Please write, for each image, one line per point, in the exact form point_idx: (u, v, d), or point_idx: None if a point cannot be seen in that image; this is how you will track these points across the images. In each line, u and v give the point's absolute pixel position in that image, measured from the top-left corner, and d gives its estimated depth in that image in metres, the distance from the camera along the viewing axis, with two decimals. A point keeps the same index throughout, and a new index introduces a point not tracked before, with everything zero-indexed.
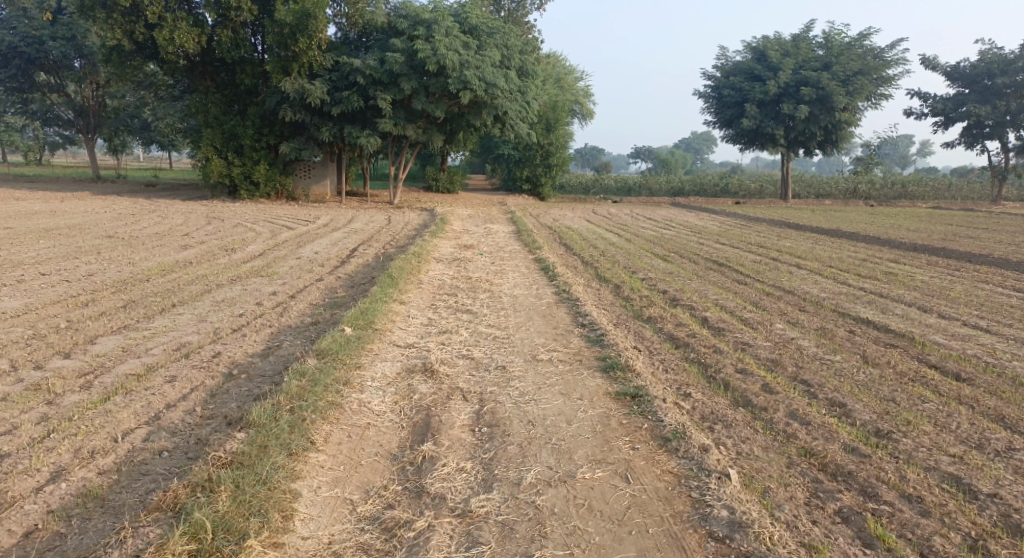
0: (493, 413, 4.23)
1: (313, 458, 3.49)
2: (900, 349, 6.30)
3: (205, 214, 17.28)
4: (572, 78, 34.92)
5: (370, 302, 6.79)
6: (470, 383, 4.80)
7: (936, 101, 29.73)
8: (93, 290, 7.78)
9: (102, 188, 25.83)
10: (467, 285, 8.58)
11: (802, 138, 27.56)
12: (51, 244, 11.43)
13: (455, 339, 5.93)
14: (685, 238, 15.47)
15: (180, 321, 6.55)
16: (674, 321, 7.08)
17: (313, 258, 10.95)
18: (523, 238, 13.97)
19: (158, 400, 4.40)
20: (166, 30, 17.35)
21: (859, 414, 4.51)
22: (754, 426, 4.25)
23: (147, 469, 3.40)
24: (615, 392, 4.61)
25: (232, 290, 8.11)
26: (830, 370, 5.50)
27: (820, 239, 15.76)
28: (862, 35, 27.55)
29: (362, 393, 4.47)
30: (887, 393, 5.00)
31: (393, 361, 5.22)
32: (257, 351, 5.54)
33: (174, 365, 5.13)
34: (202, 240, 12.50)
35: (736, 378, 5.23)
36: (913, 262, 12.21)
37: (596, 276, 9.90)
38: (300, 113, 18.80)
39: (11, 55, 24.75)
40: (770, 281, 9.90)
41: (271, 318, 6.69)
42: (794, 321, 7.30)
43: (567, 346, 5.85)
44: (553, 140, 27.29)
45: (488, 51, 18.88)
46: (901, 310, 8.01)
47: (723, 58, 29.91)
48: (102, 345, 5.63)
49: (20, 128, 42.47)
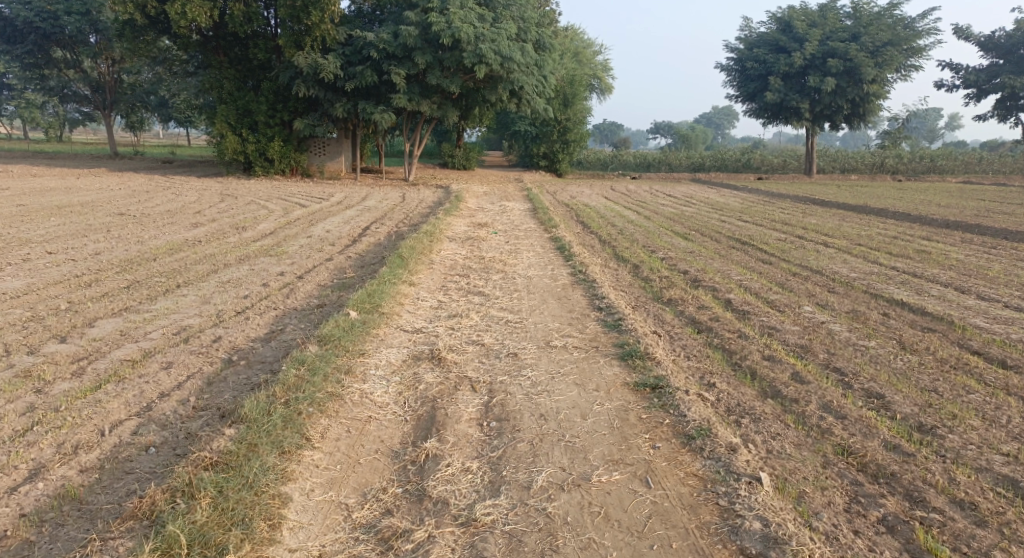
0: (503, 406, 3.96)
1: (306, 457, 3.24)
2: (938, 334, 5.91)
3: (219, 191, 17.12)
4: (590, 52, 34.18)
5: (377, 284, 6.52)
6: (480, 371, 4.53)
7: (968, 72, 28.59)
8: (99, 270, 7.59)
9: (119, 165, 25.79)
10: (480, 266, 8.29)
11: (828, 111, 26.69)
12: (62, 221, 11.31)
13: (465, 323, 5.65)
14: (706, 215, 14.99)
15: (184, 303, 6.33)
16: (695, 303, 6.74)
17: (325, 237, 10.71)
18: (539, 216, 13.58)
19: (151, 388, 4.18)
20: (177, 3, 17.01)
21: (898, 407, 4.16)
22: (784, 420, 3.94)
23: (131, 466, 3.18)
24: (634, 383, 4.31)
25: (239, 270, 7.88)
26: (864, 358, 5.14)
27: (847, 217, 15.18)
28: (893, 4, 26.47)
29: (365, 383, 4.21)
30: (930, 383, 4.63)
31: (400, 347, 4.95)
32: (259, 336, 5.31)
33: (172, 350, 4.91)
34: (213, 218, 12.30)
35: (763, 366, 4.90)
36: (946, 240, 11.69)
37: (614, 255, 9.55)
38: (314, 88, 18.42)
39: (26, 31, 24.59)
40: (796, 261, 9.48)
41: (277, 300, 6.46)
42: (823, 304, 6.91)
43: (583, 331, 5.55)
44: (571, 115, 26.72)
45: (504, 23, 18.34)
46: (936, 292, 7.58)
47: (747, 29, 28.99)
48: (99, 329, 5.42)
49: (40, 105, 42.75)
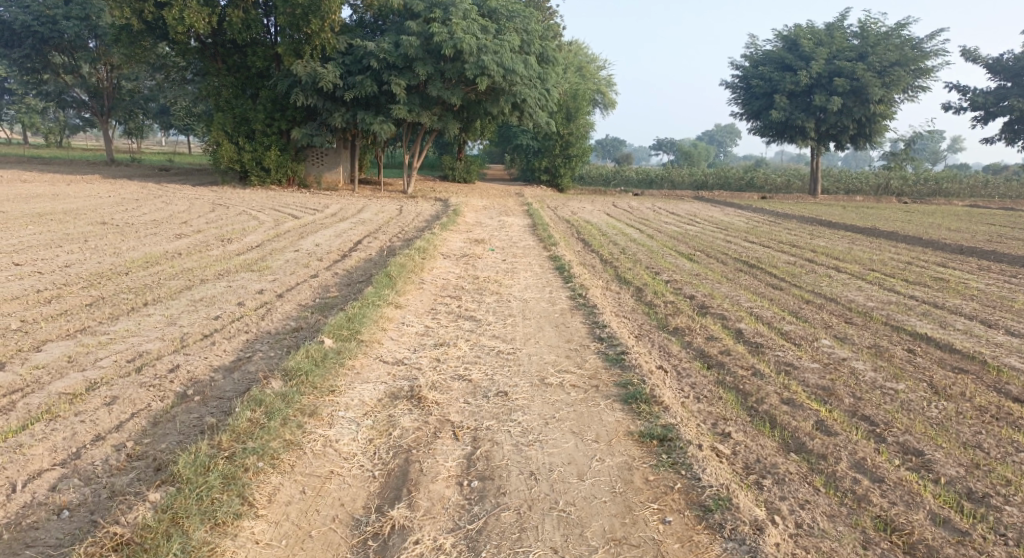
0: (487, 460, 3.43)
1: (245, 529, 2.76)
2: (972, 376, 5.37)
3: (211, 200, 16.64)
4: (594, 67, 33.88)
5: (359, 306, 5.99)
6: (464, 415, 3.99)
7: (976, 95, 28.22)
8: (63, 285, 7.07)
9: (113, 171, 25.29)
10: (473, 286, 7.77)
11: (834, 131, 26.34)
12: (39, 230, 10.81)
13: (452, 355, 5.12)
14: (711, 235, 14.47)
15: (146, 324, 5.79)
16: (704, 333, 6.21)
17: (313, 251, 10.22)
18: (538, 233, 13.06)
19: (85, 430, 3.66)
20: (175, 9, 16.66)
21: (942, 468, 3.62)
22: (813, 482, 3.43)
23: (33, 538, 2.73)
24: (638, 434, 3.77)
25: (215, 287, 7.36)
26: (895, 405, 4.58)
27: (857, 240, 14.66)
28: (901, 24, 26.15)
29: (330, 428, 3.66)
30: (973, 438, 4.07)
31: (377, 384, 4.40)
32: (222, 365, 4.77)
33: (120, 382, 4.36)
34: (199, 229, 11.79)
35: (783, 412, 4.35)
36: (963, 267, 11.16)
37: (617, 277, 9.04)
38: (312, 97, 17.97)
39: (23, 35, 24.21)
40: (809, 286, 8.98)
41: (250, 322, 5.92)
42: (842, 337, 6.37)
43: (581, 366, 5.01)
44: (573, 130, 26.32)
45: (507, 35, 17.94)
46: (961, 325, 7.07)
47: (752, 47, 28.65)
48: (46, 355, 4.88)
49: (40, 110, 42.48)
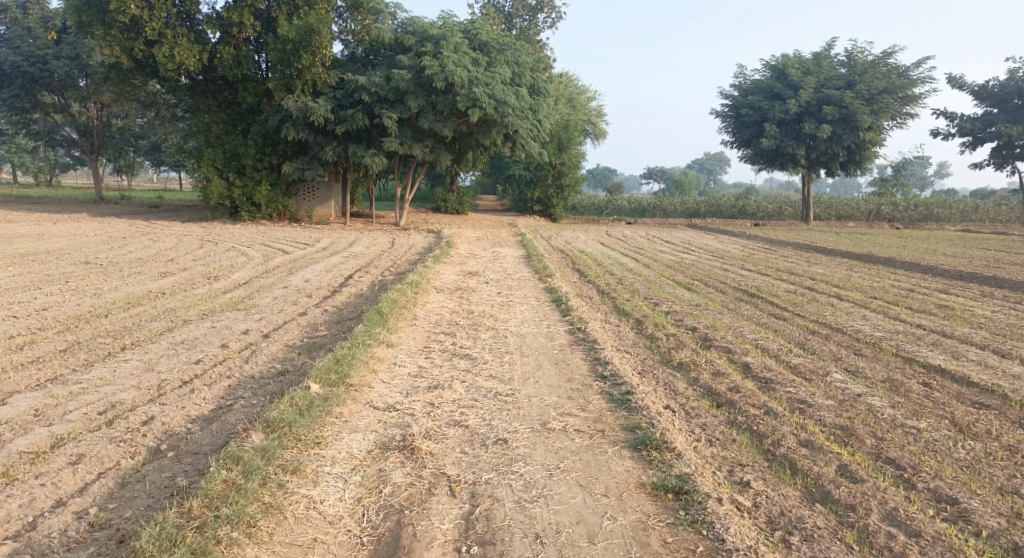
0: (488, 520, 3.14)
1: None
2: (995, 411, 5.10)
3: (200, 236, 16.38)
4: (585, 98, 34.15)
5: (348, 347, 5.68)
6: (461, 467, 3.68)
7: (963, 121, 28.46)
8: (38, 330, 6.75)
9: (101, 208, 25.02)
10: (468, 322, 7.48)
11: (824, 158, 26.45)
12: (20, 271, 10.49)
13: (447, 398, 4.81)
14: (708, 264, 14.26)
15: (122, 371, 5.47)
16: (710, 369, 5.94)
17: (303, 287, 9.94)
18: (533, 264, 12.84)
19: (46, 494, 3.35)
20: (165, 46, 16.58)
21: (982, 520, 3.35)
22: (844, 538, 3.16)
23: None
24: (651, 486, 3.48)
25: (199, 328, 7.04)
26: (920, 445, 4.30)
27: (854, 266, 14.50)
28: (886, 53, 26.44)
29: (314, 487, 3.35)
30: (1008, 483, 3.80)
31: (367, 433, 4.09)
32: (201, 415, 4.45)
33: (88, 438, 4.03)
34: (185, 267, 11.50)
35: (802, 456, 4.06)
36: (966, 294, 10.97)
37: (615, 309, 8.78)
38: (303, 132, 17.87)
39: (13, 75, 24.12)
40: (813, 315, 8.73)
41: (234, 366, 5.60)
42: (855, 371, 6.10)
43: (585, 409, 4.70)
44: (565, 160, 26.31)
45: (498, 67, 17.95)
46: (975, 355, 6.82)
47: (741, 76, 28.90)
48: (11, 408, 4.55)
49: (30, 149, 42.44)
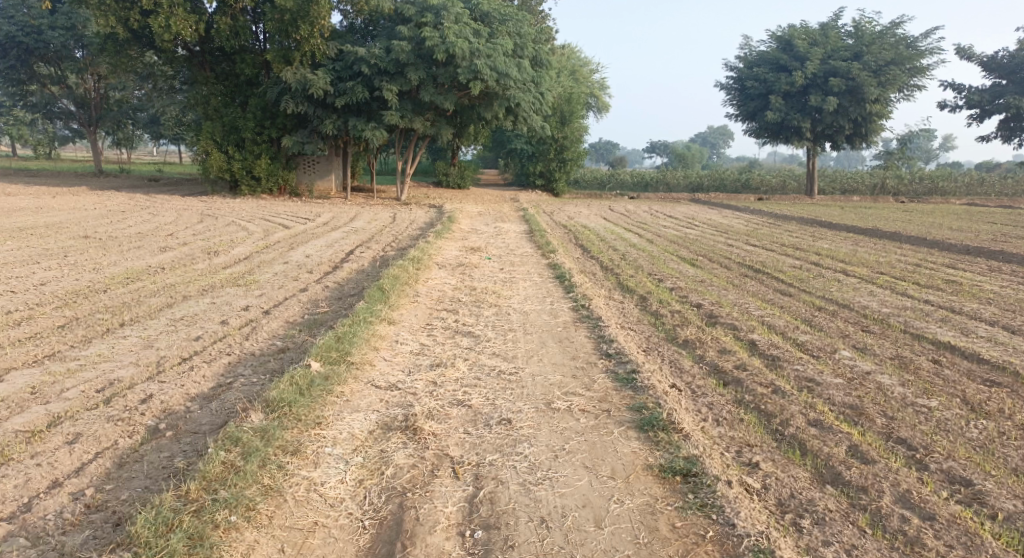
0: (492, 503, 3.08)
1: None
2: (1006, 389, 5.02)
3: (200, 211, 16.23)
4: (588, 70, 33.64)
5: (349, 324, 5.60)
6: (465, 448, 3.61)
7: (971, 92, 28.01)
8: (35, 305, 6.66)
9: (101, 182, 24.83)
10: (471, 299, 7.38)
11: (829, 131, 26.10)
12: (17, 245, 10.38)
13: (450, 377, 4.73)
14: (712, 239, 14.10)
15: (120, 348, 5.38)
16: (717, 346, 5.84)
17: (303, 263, 9.84)
18: (536, 239, 12.69)
19: (41, 475, 3.29)
20: (160, 17, 16.25)
21: (998, 502, 3.28)
22: (857, 522, 3.09)
23: None
24: (658, 468, 3.43)
25: (198, 304, 6.95)
26: (931, 425, 4.22)
27: (860, 241, 14.36)
28: (895, 23, 25.93)
29: (315, 469, 3.28)
30: (1023, 463, 3.72)
31: (368, 413, 4.01)
32: (200, 393, 4.37)
33: (85, 417, 3.96)
34: (185, 242, 11.38)
35: (812, 436, 3.97)
36: (973, 269, 10.83)
37: (619, 285, 8.68)
38: (302, 104, 17.61)
39: (8, 46, 23.76)
40: (818, 291, 8.63)
41: (233, 343, 5.51)
42: (863, 348, 6.01)
43: (589, 388, 4.63)
44: (568, 133, 25.99)
45: (499, 38, 17.61)
46: (983, 331, 6.73)
47: (747, 48, 28.40)
48: (6, 385, 4.48)
49: (29, 122, 42.05)
